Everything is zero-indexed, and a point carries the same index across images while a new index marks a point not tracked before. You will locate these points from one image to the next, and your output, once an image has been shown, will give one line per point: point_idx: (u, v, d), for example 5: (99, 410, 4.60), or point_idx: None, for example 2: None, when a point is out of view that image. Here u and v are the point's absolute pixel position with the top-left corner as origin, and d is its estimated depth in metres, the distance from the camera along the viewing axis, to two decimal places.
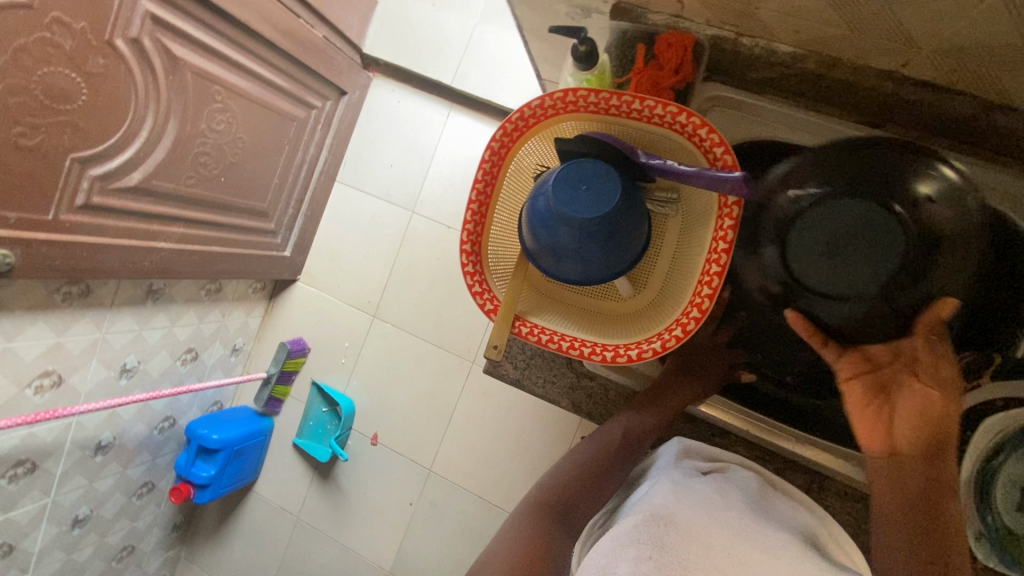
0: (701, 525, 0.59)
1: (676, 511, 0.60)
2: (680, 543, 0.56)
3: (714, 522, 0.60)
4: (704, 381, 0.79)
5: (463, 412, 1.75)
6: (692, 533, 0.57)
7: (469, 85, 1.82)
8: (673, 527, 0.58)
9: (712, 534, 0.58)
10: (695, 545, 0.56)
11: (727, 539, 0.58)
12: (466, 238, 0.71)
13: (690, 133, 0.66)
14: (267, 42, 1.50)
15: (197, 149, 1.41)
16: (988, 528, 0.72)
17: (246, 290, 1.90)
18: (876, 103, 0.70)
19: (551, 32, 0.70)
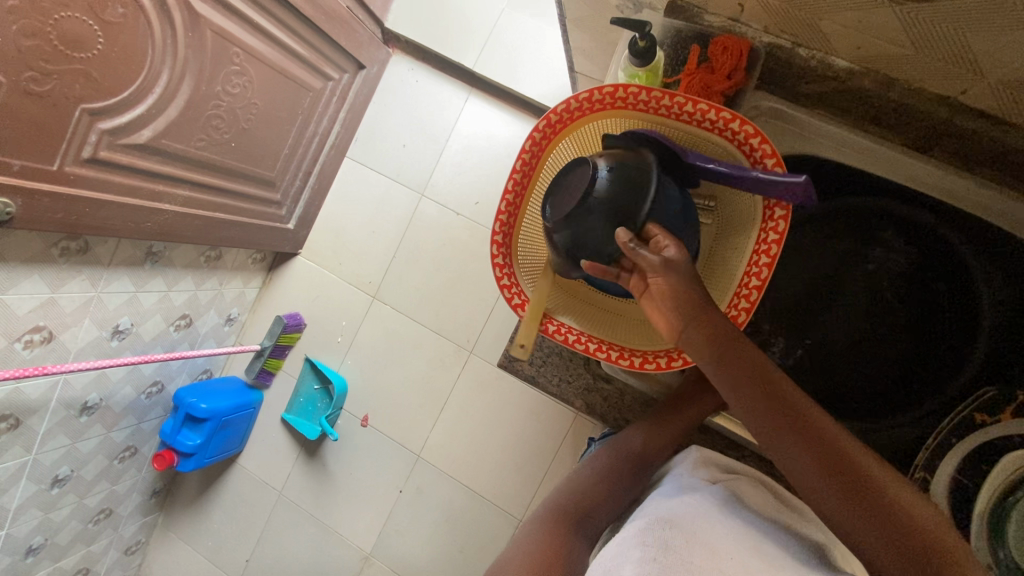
0: (712, 530, 0.54)
1: (687, 517, 0.56)
2: (687, 545, 0.52)
3: (727, 528, 0.55)
4: None
5: (457, 401, 1.74)
6: (702, 536, 0.53)
7: (490, 70, 1.78)
8: (683, 531, 0.54)
9: (724, 539, 0.53)
10: (704, 548, 0.51)
11: (741, 545, 0.53)
12: (499, 228, 0.70)
13: (742, 141, 0.65)
14: (291, 7, 1.45)
15: (210, 111, 1.37)
16: (999, 564, 0.65)
17: (245, 260, 1.87)
18: (925, 128, 0.70)
19: (612, 23, 0.64)
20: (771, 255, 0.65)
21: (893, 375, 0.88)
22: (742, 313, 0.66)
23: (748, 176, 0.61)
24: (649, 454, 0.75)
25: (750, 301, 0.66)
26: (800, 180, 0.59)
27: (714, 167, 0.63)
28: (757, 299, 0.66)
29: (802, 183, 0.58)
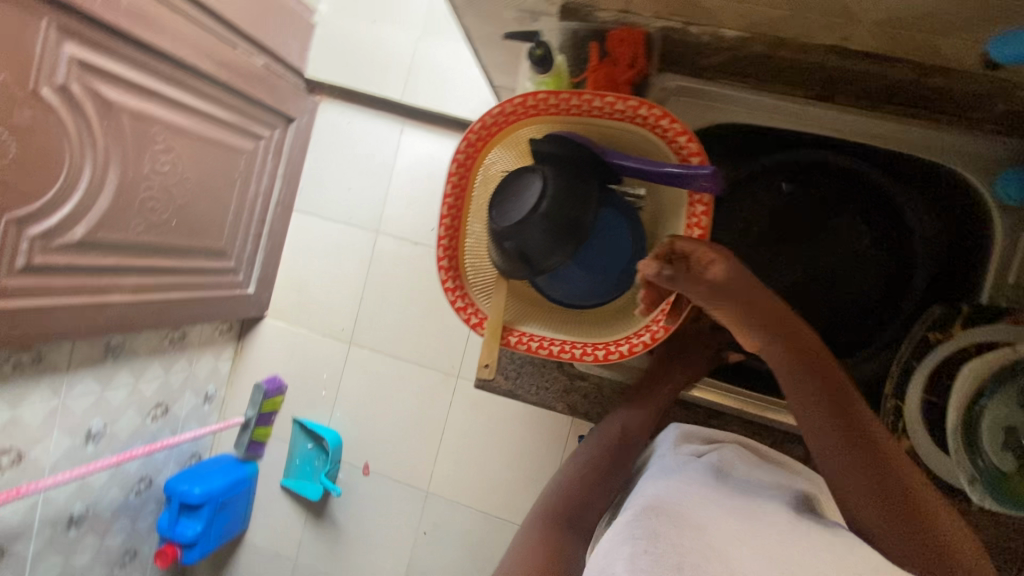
0: (703, 514, 0.53)
1: (675, 502, 0.55)
2: (678, 533, 0.50)
3: (718, 510, 0.54)
4: (695, 365, 0.77)
5: (454, 429, 1.72)
6: (693, 522, 0.51)
7: (419, 99, 1.79)
8: (671, 516, 0.52)
9: (715, 522, 0.51)
10: (696, 534, 0.49)
11: (735, 524, 0.51)
12: (443, 253, 0.71)
13: (653, 124, 0.66)
14: (205, 76, 1.44)
15: (143, 194, 1.35)
16: (980, 470, 0.67)
17: (212, 334, 1.83)
18: (823, 74, 0.70)
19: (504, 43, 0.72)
20: (700, 226, 0.65)
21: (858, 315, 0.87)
22: None
23: (665, 168, 0.64)
24: (633, 438, 0.74)
25: None
26: (709, 172, 0.63)
27: (631, 164, 0.66)
28: None
29: (711, 178, 0.63)
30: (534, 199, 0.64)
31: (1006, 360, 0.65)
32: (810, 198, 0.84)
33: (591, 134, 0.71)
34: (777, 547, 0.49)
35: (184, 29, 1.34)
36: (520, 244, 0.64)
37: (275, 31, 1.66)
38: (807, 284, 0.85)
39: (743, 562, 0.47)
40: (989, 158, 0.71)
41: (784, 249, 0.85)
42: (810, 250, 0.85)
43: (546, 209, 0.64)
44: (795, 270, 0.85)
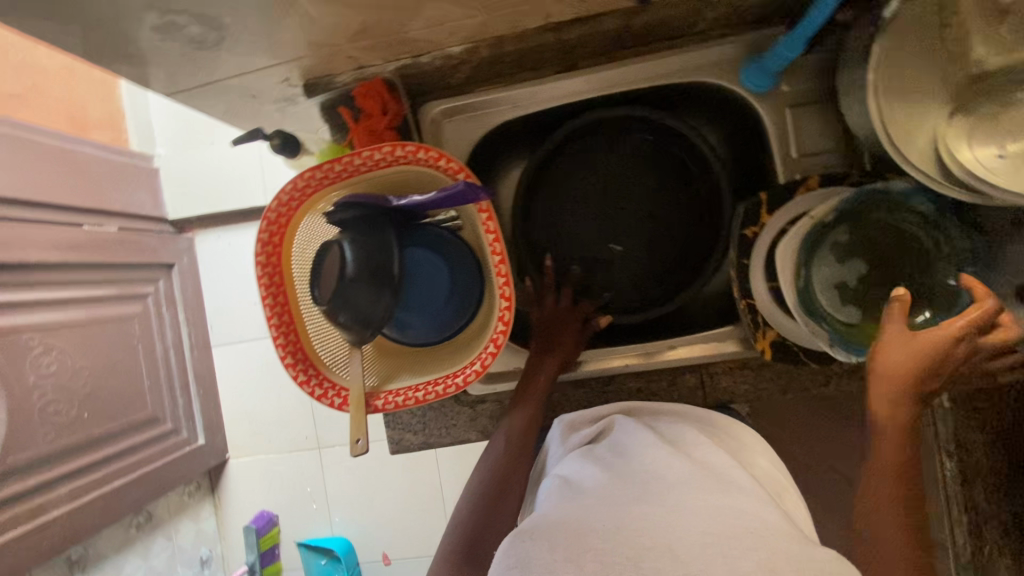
0: (582, 518, 0.51)
1: (557, 518, 0.53)
2: (553, 550, 0.48)
3: (598, 507, 0.53)
4: (564, 349, 0.77)
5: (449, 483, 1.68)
6: (570, 531, 0.50)
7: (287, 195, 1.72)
8: (549, 533, 0.50)
9: (593, 522, 0.50)
10: (570, 544, 0.48)
11: (613, 515, 0.51)
12: (284, 351, 0.69)
13: (413, 158, 0.67)
14: (58, 261, 1.32)
15: (41, 405, 1.23)
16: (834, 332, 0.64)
17: (181, 499, 1.74)
18: (556, 50, 0.73)
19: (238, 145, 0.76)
20: (492, 230, 0.67)
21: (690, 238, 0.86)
22: (505, 286, 0.67)
23: (436, 196, 0.66)
24: (524, 446, 0.69)
25: (504, 273, 0.67)
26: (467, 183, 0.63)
27: (410, 202, 0.68)
28: (508, 267, 0.67)
29: (475, 187, 0.64)
30: (338, 267, 0.64)
31: (809, 227, 0.66)
32: (609, 165, 0.87)
33: (371, 186, 0.73)
34: (651, 526, 0.49)
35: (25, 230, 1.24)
36: (349, 313, 0.64)
37: (119, 192, 1.53)
38: (643, 239, 0.88)
39: (616, 554, 0.47)
40: (728, 61, 0.75)
41: (607, 219, 0.88)
42: (631, 209, 0.87)
43: (353, 270, 0.64)
44: (628, 234, 0.88)
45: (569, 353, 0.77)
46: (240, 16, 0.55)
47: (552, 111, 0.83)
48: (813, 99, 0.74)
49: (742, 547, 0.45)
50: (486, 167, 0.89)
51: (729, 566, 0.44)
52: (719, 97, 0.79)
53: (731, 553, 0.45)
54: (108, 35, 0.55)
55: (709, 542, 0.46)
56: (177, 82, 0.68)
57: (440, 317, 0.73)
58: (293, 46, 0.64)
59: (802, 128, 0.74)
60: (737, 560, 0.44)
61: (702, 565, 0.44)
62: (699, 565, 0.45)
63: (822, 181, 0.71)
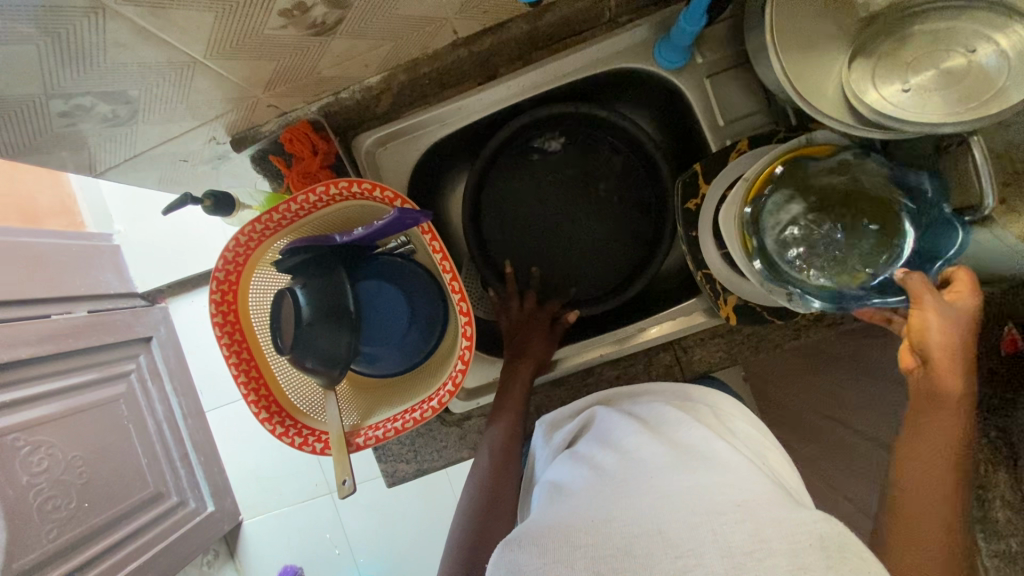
0: (570, 520, 0.51)
1: (546, 522, 0.52)
2: (543, 555, 0.48)
3: (587, 507, 0.52)
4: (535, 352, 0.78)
5: None
6: (559, 535, 0.50)
7: None
8: (539, 539, 0.50)
9: (582, 521, 0.50)
10: (560, 547, 0.48)
11: (602, 512, 0.51)
12: (258, 407, 0.68)
13: (348, 193, 0.67)
14: (35, 357, 1.28)
15: (38, 502, 1.20)
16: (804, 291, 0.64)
17: (200, 569, 1.70)
18: (472, 63, 0.75)
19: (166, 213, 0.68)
20: (438, 249, 0.67)
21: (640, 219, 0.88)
22: (461, 302, 0.67)
23: (376, 226, 0.65)
24: (509, 454, 0.68)
25: (458, 290, 0.67)
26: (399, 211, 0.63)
27: (353, 236, 0.68)
28: (460, 283, 0.67)
29: (412, 212, 0.63)
30: (293, 314, 0.64)
31: (745, 190, 0.67)
32: (550, 166, 0.88)
33: (314, 227, 0.73)
34: (639, 516, 0.49)
35: None
36: (313, 357, 0.64)
37: (82, 277, 1.52)
38: (597, 232, 0.89)
39: (608, 551, 0.47)
40: (641, 41, 0.76)
41: (559, 220, 0.89)
42: (580, 204, 0.89)
43: (308, 314, 0.65)
44: (581, 229, 0.89)
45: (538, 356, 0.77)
46: (147, 87, 0.56)
47: (483, 121, 0.84)
48: (728, 65, 0.76)
49: (732, 522, 0.45)
50: (430, 187, 0.89)
51: (720, 545, 0.44)
52: (640, 81, 0.80)
53: (721, 530, 0.45)
54: (19, 129, 0.55)
55: (697, 522, 0.46)
56: (102, 161, 0.68)
57: (407, 343, 0.73)
58: (210, 105, 0.65)
59: (723, 94, 0.76)
60: (728, 536, 0.44)
61: (691, 545, 0.45)
62: (687, 546, 0.45)
63: (751, 142, 0.73)
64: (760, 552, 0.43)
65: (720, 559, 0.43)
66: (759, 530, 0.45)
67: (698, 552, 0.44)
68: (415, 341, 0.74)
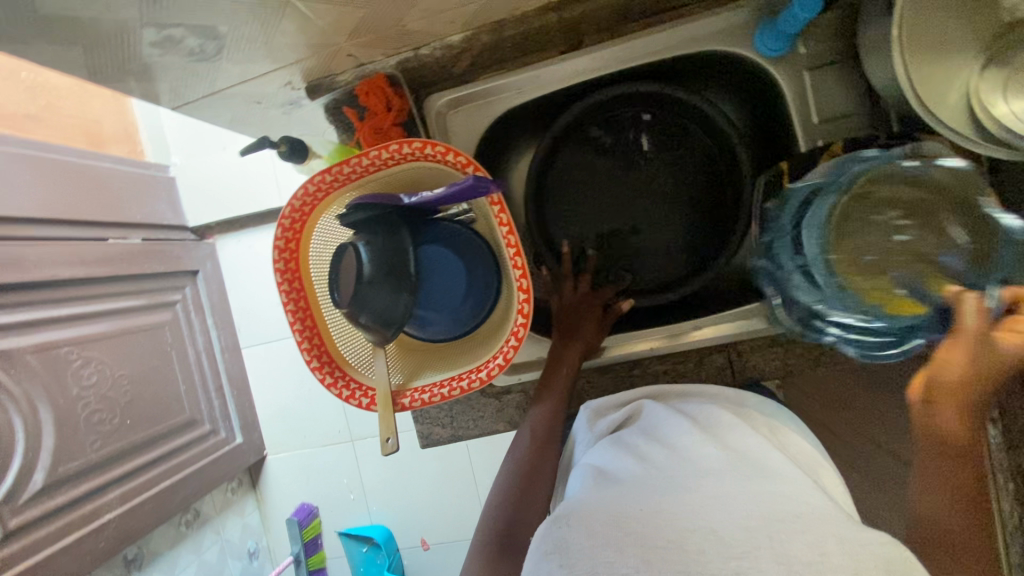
0: (619, 504, 0.51)
1: (593, 502, 0.53)
2: (592, 535, 0.48)
3: (637, 493, 0.53)
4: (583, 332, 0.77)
5: (481, 469, 1.68)
6: (609, 516, 0.50)
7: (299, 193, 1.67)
8: (589, 519, 0.50)
9: (633, 507, 0.51)
10: (612, 530, 0.48)
11: (653, 501, 0.51)
12: (310, 355, 0.70)
13: (421, 154, 0.66)
14: (89, 278, 1.34)
15: (85, 414, 1.26)
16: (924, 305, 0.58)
17: (225, 496, 1.75)
18: (558, 31, 0.71)
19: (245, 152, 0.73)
20: (505, 222, 0.66)
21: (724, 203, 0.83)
22: (522, 278, 0.66)
23: (445, 192, 0.64)
24: (551, 434, 0.68)
25: (519, 266, 0.66)
26: (473, 179, 0.62)
27: (421, 198, 0.67)
28: (524, 260, 0.66)
29: (484, 181, 0.62)
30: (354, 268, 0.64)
31: (835, 197, 0.63)
32: (626, 145, 0.85)
33: (381, 184, 0.72)
34: (694, 512, 0.49)
35: (52, 251, 1.25)
36: (370, 314, 0.64)
37: (139, 205, 1.55)
38: (661, 220, 0.86)
39: (658, 541, 0.47)
40: (742, 25, 0.71)
41: (623, 203, 0.86)
42: (647, 190, 0.85)
43: (369, 270, 0.64)
44: (646, 215, 0.86)
45: (587, 342, 0.75)
46: (236, 24, 0.55)
47: (559, 93, 0.80)
48: (833, 59, 0.70)
49: (792, 531, 0.46)
50: (495, 156, 0.87)
51: (776, 552, 0.44)
52: (736, 66, 0.75)
53: (777, 537, 0.46)
54: (110, 54, 0.55)
55: (756, 527, 0.47)
56: (182, 94, 0.68)
57: (461, 312, 0.73)
58: (292, 49, 0.63)
59: (822, 91, 0.71)
60: (786, 544, 0.45)
61: (745, 547, 0.45)
62: (741, 547, 0.45)
63: (846, 145, 0.68)
64: (820, 563, 0.43)
65: (775, 564, 0.43)
66: (820, 542, 0.45)
67: (753, 556, 0.44)
68: (469, 311, 0.73)
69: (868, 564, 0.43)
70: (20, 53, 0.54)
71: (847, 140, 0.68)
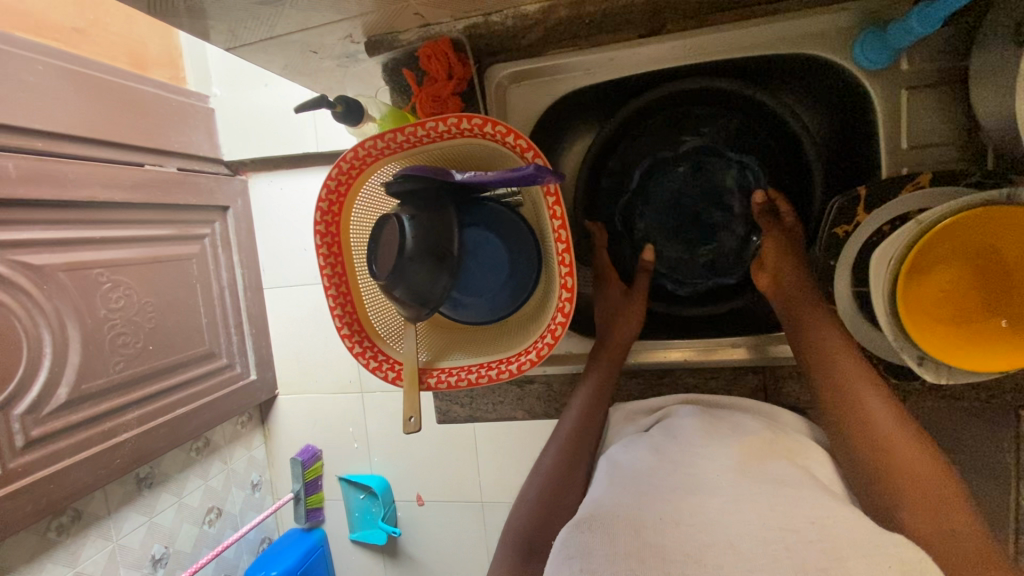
0: (636, 510, 0.50)
1: (611, 506, 0.52)
2: (611, 542, 0.47)
3: (652, 498, 0.52)
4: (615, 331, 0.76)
5: (485, 436, 1.59)
6: (626, 522, 0.49)
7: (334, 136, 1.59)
8: (606, 522, 0.49)
9: (649, 513, 0.50)
10: (629, 537, 0.47)
11: (666, 507, 0.50)
12: (340, 322, 0.69)
13: (479, 131, 0.63)
14: (120, 203, 1.33)
15: (110, 335, 1.28)
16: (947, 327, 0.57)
17: (235, 428, 1.77)
18: (641, 12, 0.66)
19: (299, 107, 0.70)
20: (558, 216, 0.63)
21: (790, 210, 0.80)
22: (567, 276, 0.63)
23: (500, 176, 0.61)
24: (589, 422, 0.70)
25: (567, 264, 0.63)
26: (532, 168, 0.58)
27: (473, 179, 0.64)
28: (572, 259, 0.63)
29: (544, 172, 0.58)
30: (396, 242, 0.61)
31: (914, 234, 0.58)
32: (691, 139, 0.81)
33: (433, 157, 0.69)
34: (708, 522, 0.48)
35: (87, 170, 1.24)
36: (408, 291, 0.62)
37: (177, 132, 1.53)
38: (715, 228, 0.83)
39: (677, 553, 0.45)
40: (839, 29, 0.65)
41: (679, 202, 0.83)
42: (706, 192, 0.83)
43: (410, 246, 0.62)
44: (700, 219, 0.83)
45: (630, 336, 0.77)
46: None
47: (628, 80, 0.76)
48: (935, 81, 0.64)
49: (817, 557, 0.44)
50: (550, 137, 0.83)
51: (794, 564, 0.43)
52: (827, 74, 0.70)
53: (796, 549, 0.44)
54: None
55: (771, 538, 0.45)
56: (238, 36, 0.65)
57: (498, 298, 0.71)
58: (357, 2, 0.60)
59: (917, 114, 0.65)
60: (802, 555, 0.43)
61: (766, 562, 0.43)
62: (763, 562, 0.43)
63: (933, 178, 0.63)
64: (836, 567, 0.42)
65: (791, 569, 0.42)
66: (837, 551, 0.43)
67: (775, 572, 0.42)
68: (506, 299, 0.72)
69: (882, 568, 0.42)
70: None
71: (935, 173, 0.64)
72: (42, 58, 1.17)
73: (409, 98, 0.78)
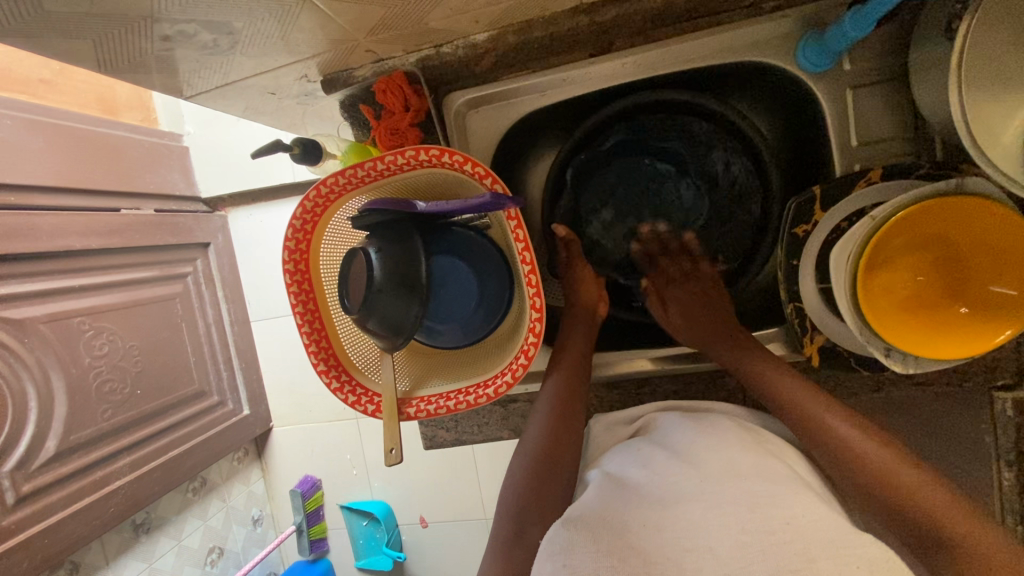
0: (623, 516, 0.51)
1: (597, 508, 0.53)
2: (595, 541, 0.48)
3: (641, 507, 0.52)
4: (587, 339, 0.77)
5: (484, 453, 1.58)
6: (611, 524, 0.50)
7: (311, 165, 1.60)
8: (591, 522, 0.50)
9: (635, 520, 0.50)
10: (613, 537, 0.48)
11: (653, 515, 0.51)
12: (316, 359, 0.68)
13: (438, 162, 0.64)
14: (99, 249, 1.32)
15: (97, 383, 1.26)
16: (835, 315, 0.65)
17: (231, 464, 1.75)
18: (588, 33, 0.68)
19: (258, 154, 0.71)
20: (522, 237, 0.64)
21: (748, 197, 0.83)
22: (535, 296, 0.64)
23: (461, 204, 0.62)
24: (566, 408, 0.69)
25: (533, 284, 0.64)
26: (491, 194, 0.59)
27: (436, 207, 0.65)
28: (538, 278, 0.64)
29: (502, 196, 0.60)
30: (364, 273, 0.62)
31: (869, 229, 0.58)
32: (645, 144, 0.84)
33: (395, 189, 0.70)
34: (693, 526, 0.48)
35: (62, 219, 1.23)
36: (382, 319, 0.63)
37: (152, 174, 1.52)
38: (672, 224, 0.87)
39: (659, 556, 0.46)
40: (782, 35, 0.67)
41: (625, 199, 0.88)
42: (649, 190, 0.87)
43: (379, 275, 0.62)
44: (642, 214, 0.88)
45: (594, 315, 0.80)
46: (251, 19, 0.52)
47: (585, 97, 0.77)
48: (878, 78, 0.66)
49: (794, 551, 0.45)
50: (514, 159, 0.85)
51: (773, 565, 0.43)
52: (774, 78, 0.71)
53: (771, 549, 0.44)
54: (121, 46, 0.54)
55: (752, 542, 0.45)
56: (194, 85, 0.66)
57: (472, 322, 0.72)
58: (310, 44, 0.61)
59: (864, 111, 0.67)
60: (775, 556, 0.44)
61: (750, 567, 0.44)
62: (739, 564, 0.44)
63: (884, 172, 0.65)
64: (807, 568, 0.43)
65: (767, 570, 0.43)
66: (809, 551, 0.44)
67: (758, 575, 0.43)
68: (481, 321, 0.72)
69: (852, 567, 0.42)
70: (27, 43, 0.53)
71: (886, 167, 0.65)
72: (8, 112, 1.17)
73: (370, 132, 0.80)
